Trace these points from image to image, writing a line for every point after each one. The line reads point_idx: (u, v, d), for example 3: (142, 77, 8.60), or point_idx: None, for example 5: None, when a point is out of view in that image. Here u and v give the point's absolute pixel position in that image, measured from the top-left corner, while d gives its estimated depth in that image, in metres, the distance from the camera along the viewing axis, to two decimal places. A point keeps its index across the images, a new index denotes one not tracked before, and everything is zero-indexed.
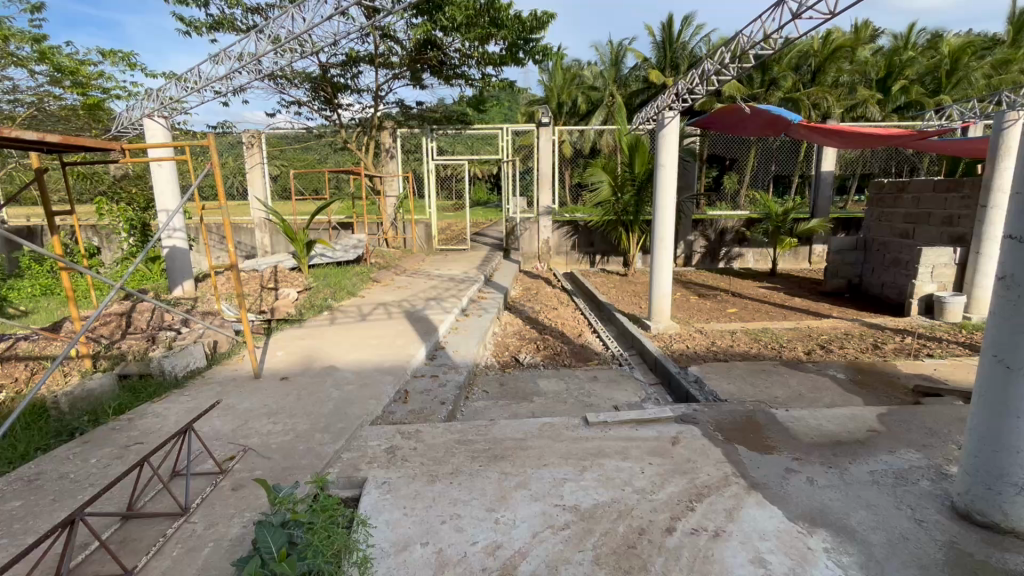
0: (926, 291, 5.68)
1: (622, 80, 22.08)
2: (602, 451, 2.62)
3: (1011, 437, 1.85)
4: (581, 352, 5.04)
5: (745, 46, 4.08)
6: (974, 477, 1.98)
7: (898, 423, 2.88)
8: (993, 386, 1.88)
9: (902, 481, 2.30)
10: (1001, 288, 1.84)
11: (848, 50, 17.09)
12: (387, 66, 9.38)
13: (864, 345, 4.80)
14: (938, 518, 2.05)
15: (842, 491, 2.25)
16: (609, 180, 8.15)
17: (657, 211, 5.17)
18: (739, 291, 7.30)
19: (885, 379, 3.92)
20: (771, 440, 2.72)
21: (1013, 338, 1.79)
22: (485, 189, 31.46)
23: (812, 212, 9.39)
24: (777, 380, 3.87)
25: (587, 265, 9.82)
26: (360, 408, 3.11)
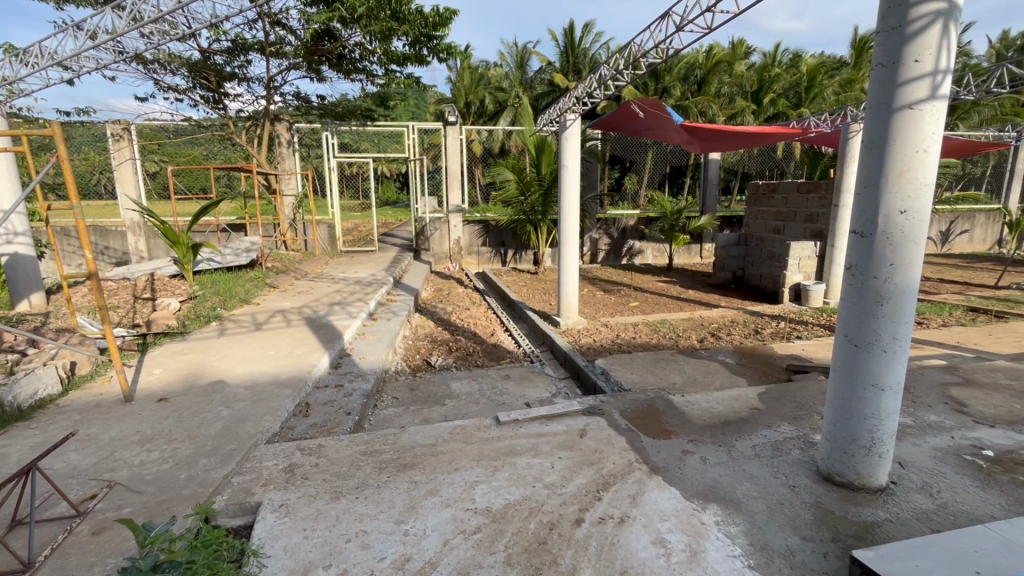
0: (794, 280, 6.43)
1: (528, 82, 22.60)
2: (513, 450, 2.63)
3: (861, 405, 2.13)
4: (494, 351, 5.05)
5: (637, 53, 4.33)
6: (833, 443, 2.26)
7: (774, 400, 3.22)
8: (846, 363, 2.15)
9: (778, 452, 2.56)
10: (849, 277, 2.11)
11: (726, 64, 18.89)
12: (281, 56, 8.75)
13: (746, 331, 5.31)
14: (807, 482, 2.31)
15: (730, 466, 2.45)
16: (516, 179, 8.29)
17: (562, 210, 5.31)
18: (640, 285, 7.77)
19: (765, 360, 4.37)
20: (669, 425, 2.91)
21: (860, 319, 2.06)
22: (394, 189, 30.63)
23: (701, 211, 10.22)
24: (674, 367, 4.16)
25: (498, 264, 9.90)
26: (254, 426, 2.85)
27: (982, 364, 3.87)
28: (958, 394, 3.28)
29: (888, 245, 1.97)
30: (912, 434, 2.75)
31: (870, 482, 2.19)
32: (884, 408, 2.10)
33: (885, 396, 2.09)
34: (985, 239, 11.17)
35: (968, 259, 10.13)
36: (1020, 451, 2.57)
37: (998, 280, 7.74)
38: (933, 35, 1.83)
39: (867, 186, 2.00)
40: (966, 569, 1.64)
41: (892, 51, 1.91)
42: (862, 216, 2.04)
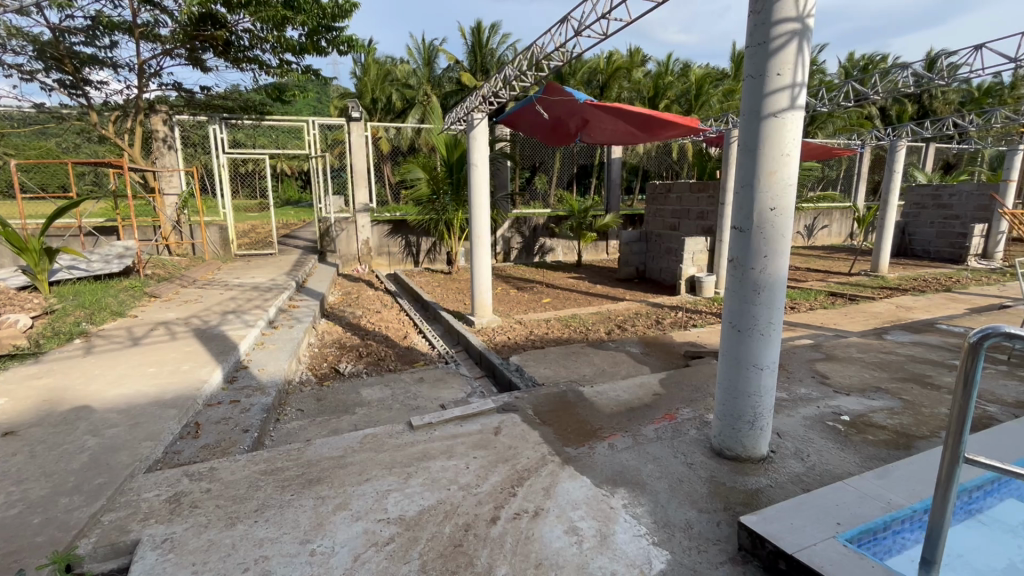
0: (689, 273, 6.96)
1: (435, 80, 22.31)
2: (426, 454, 2.58)
3: (745, 385, 2.35)
4: (407, 354, 4.93)
5: (539, 56, 4.44)
6: (723, 421, 2.47)
7: (673, 384, 3.46)
8: (732, 347, 2.35)
9: (677, 433, 2.76)
10: (731, 268, 2.31)
11: (625, 71, 20.09)
12: (154, 39, 7.86)
13: (649, 322, 5.66)
14: (702, 458, 2.51)
15: (635, 451, 2.59)
16: (426, 177, 8.16)
17: (472, 209, 5.31)
18: (551, 282, 7.99)
19: (665, 348, 4.69)
20: (580, 415, 3.01)
21: (742, 307, 2.28)
22: (296, 188, 28.95)
23: (606, 209, 10.75)
24: (584, 360, 4.33)
25: (411, 265, 9.67)
26: (130, 454, 2.53)
27: (840, 341, 4.46)
28: (823, 369, 3.75)
29: (763, 238, 2.19)
30: (787, 407, 3.09)
31: (753, 453, 2.43)
32: (763, 385, 2.34)
33: (764, 374, 2.32)
34: (840, 233, 12.90)
35: (827, 250, 11.65)
36: (869, 414, 2.99)
37: (851, 268, 8.98)
38: (790, 53, 2.06)
39: (744, 185, 2.20)
40: (830, 521, 1.88)
41: (758, 64, 2.12)
42: (740, 213, 2.24)
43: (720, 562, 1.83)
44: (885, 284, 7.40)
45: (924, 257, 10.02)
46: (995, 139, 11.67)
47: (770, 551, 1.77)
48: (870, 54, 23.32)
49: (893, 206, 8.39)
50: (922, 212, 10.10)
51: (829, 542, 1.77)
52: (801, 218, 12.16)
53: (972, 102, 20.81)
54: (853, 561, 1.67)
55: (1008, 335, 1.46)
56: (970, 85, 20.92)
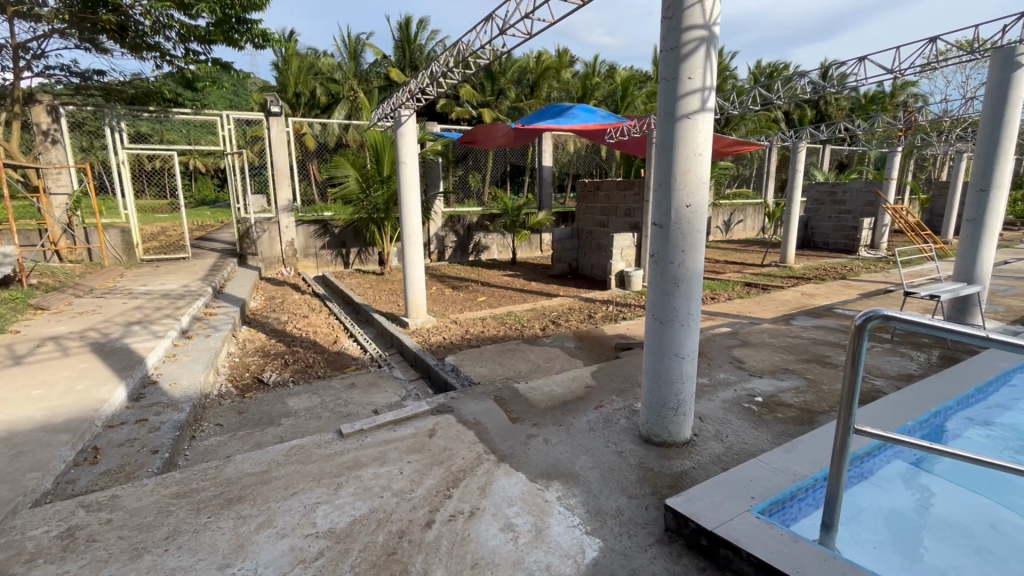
0: (619, 268, 7.23)
1: (362, 75, 21.61)
2: (358, 462, 2.49)
3: (669, 373, 2.46)
4: (337, 360, 4.73)
5: (465, 53, 4.42)
6: (649, 409, 2.58)
7: (605, 376, 3.58)
8: (655, 338, 2.46)
9: (608, 423, 2.85)
10: (653, 264, 2.41)
11: (554, 71, 20.53)
12: (33, 19, 7.01)
13: (582, 317, 5.81)
14: (632, 446, 2.61)
15: (569, 443, 2.65)
16: (354, 175, 7.89)
17: (402, 207, 5.19)
18: (486, 280, 7.99)
19: (598, 341, 4.83)
20: (515, 412, 3.04)
21: (663, 299, 2.39)
22: (212, 186, 27.04)
23: (538, 206, 10.89)
24: (520, 356, 4.38)
25: (341, 267, 9.30)
26: (12, 488, 2.24)
27: (754, 328, 4.81)
28: (739, 354, 4.03)
29: (680, 234, 2.31)
30: (708, 392, 3.29)
31: (677, 437, 2.57)
32: (684, 373, 2.47)
33: (685, 362, 2.45)
34: (754, 227, 13.91)
35: (742, 243, 12.52)
36: (778, 394, 3.25)
37: (763, 259, 9.71)
38: (699, 58, 2.18)
39: (662, 184, 2.30)
40: (745, 496, 2.02)
41: (671, 69, 2.23)
42: (659, 210, 2.35)
43: (648, 543, 1.91)
44: (791, 273, 8.07)
45: (824, 248, 11.02)
46: (879, 142, 13.08)
47: (693, 529, 1.88)
48: (775, 62, 25.35)
49: (797, 202, 9.16)
50: (820, 208, 11.10)
51: (744, 515, 1.90)
52: (718, 213, 12.98)
53: (860, 108, 23.18)
54: (764, 531, 1.81)
55: (886, 317, 1.64)
56: (858, 93, 23.34)
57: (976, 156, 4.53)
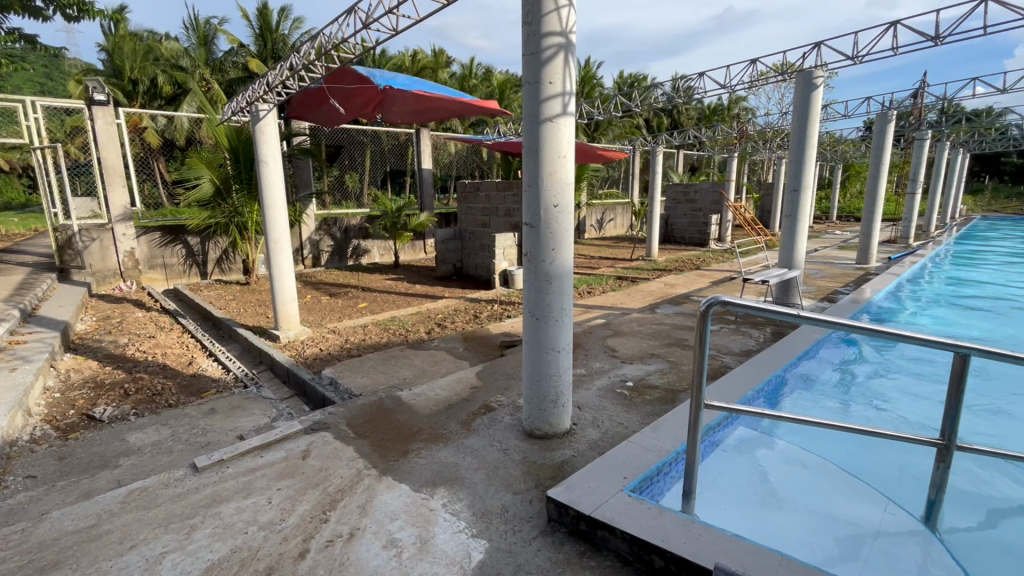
0: (502, 267, 7.36)
1: (215, 63, 19.42)
2: (218, 497, 2.21)
3: (548, 367, 2.55)
4: (194, 384, 4.18)
5: (327, 46, 4.18)
6: (530, 404, 2.65)
7: (489, 375, 3.61)
8: (533, 335, 2.54)
9: (493, 422, 2.87)
10: (526, 262, 2.49)
11: (430, 71, 20.35)
12: None
13: (467, 317, 5.81)
14: (516, 441, 2.66)
15: (454, 447, 2.62)
16: (210, 176, 7.07)
17: (266, 210, 4.74)
18: (368, 285, 7.64)
19: (483, 341, 4.87)
20: (398, 421, 2.93)
21: (539, 297, 2.47)
22: (18, 187, 22.43)
23: (420, 208, 10.68)
24: (404, 362, 4.24)
25: (196, 278, 8.24)
26: None
27: (625, 318, 5.20)
28: (613, 343, 4.32)
29: (549, 232, 2.41)
30: (586, 381, 3.49)
31: (558, 429, 2.67)
32: (561, 366, 2.57)
33: (561, 356, 2.56)
34: (623, 224, 15.09)
35: (614, 240, 13.51)
36: (645, 377, 3.54)
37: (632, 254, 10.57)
38: (559, 63, 2.28)
39: (532, 184, 2.36)
40: (618, 477, 2.16)
41: (534, 72, 2.29)
42: (530, 209, 2.42)
43: (533, 536, 1.96)
44: (656, 266, 8.89)
45: (682, 242, 12.30)
46: (721, 148, 14.97)
47: (573, 515, 1.95)
48: (635, 74, 27.80)
49: (658, 201, 10.11)
50: (677, 206, 12.36)
51: (618, 495, 2.03)
52: (592, 213, 13.86)
53: (706, 118, 26.34)
54: (635, 507, 1.95)
55: (724, 302, 1.85)
56: (703, 105, 26.50)
57: (789, 161, 5.28)
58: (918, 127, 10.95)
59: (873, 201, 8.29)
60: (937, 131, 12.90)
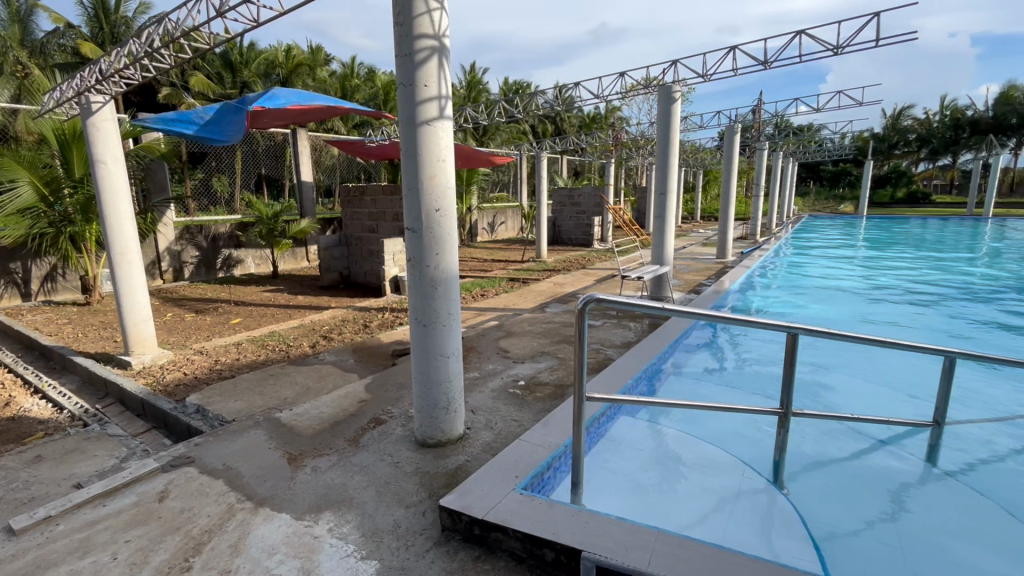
0: (393, 273, 7.13)
1: (35, 46, 16.48)
2: (44, 563, 1.84)
3: (438, 373, 2.52)
4: (12, 430, 3.47)
5: (173, 32, 3.73)
6: (422, 413, 2.59)
7: (379, 387, 3.47)
8: (421, 342, 2.49)
9: (384, 436, 2.75)
10: (410, 268, 2.43)
11: (307, 67, 19.18)
12: None
13: (356, 328, 5.53)
14: (408, 453, 2.58)
15: (341, 467, 2.46)
16: (30, 180, 5.96)
17: (106, 219, 4.10)
18: (242, 299, 6.95)
19: (374, 351, 4.67)
20: (277, 445, 2.69)
21: (425, 302, 2.43)
22: None
23: (300, 213, 9.96)
24: (285, 381, 3.91)
25: (17, 300, 6.87)
26: None
27: (517, 319, 5.32)
28: (505, 344, 4.39)
29: (432, 237, 2.39)
30: (479, 384, 3.49)
31: (451, 434, 2.64)
32: (451, 371, 2.56)
33: (450, 361, 2.54)
34: (514, 227, 15.48)
35: (506, 243, 13.78)
36: (536, 375, 3.65)
37: (523, 256, 10.86)
38: (433, 67, 2.26)
39: (413, 187, 2.32)
40: (510, 476, 2.20)
41: (408, 74, 2.25)
42: (411, 214, 2.38)
43: (426, 549, 1.91)
44: (545, 267, 9.22)
45: (569, 243, 12.92)
46: (599, 154, 16.03)
47: (467, 521, 1.94)
48: (519, 81, 28.75)
49: (544, 204, 10.50)
50: (563, 209, 12.95)
51: (510, 495, 2.06)
52: (483, 216, 14.00)
53: (585, 126, 28.05)
54: (526, 504, 1.99)
55: (599, 299, 1.96)
56: (582, 113, 28.19)
57: (657, 167, 5.79)
58: (758, 139, 12.70)
59: (727, 202, 9.35)
60: (773, 142, 15.08)
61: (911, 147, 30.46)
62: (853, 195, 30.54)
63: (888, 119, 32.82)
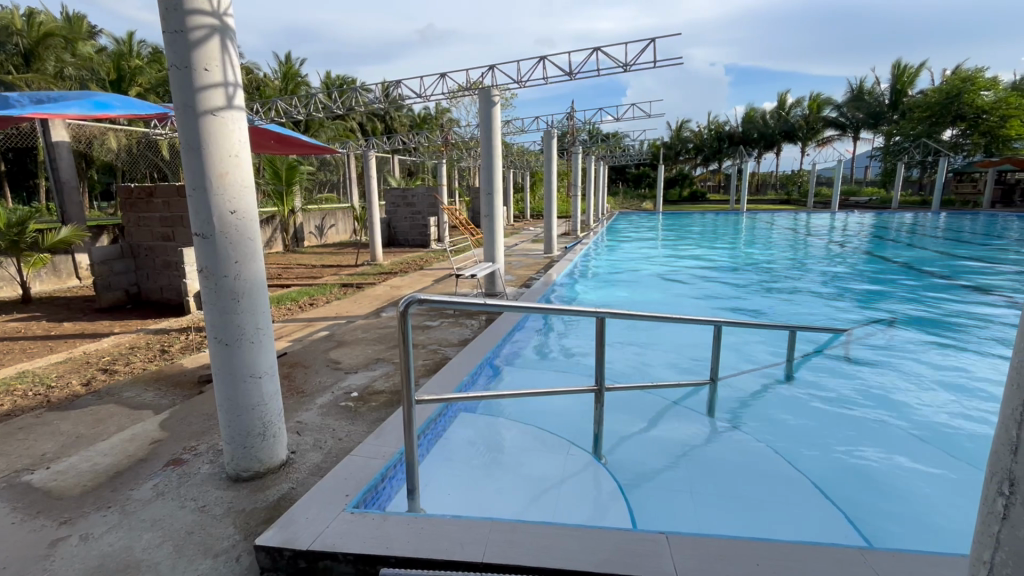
0: (197, 288, 6.14)
1: None
2: None
3: (248, 397, 2.23)
4: None
5: None
6: (232, 444, 2.26)
7: (179, 422, 2.95)
8: (223, 363, 2.18)
9: (185, 478, 2.34)
10: (202, 280, 2.11)
11: (63, 40, 15.57)
12: None
13: (150, 354, 4.63)
14: (216, 493, 2.23)
15: (123, 527, 2.01)
16: None
17: None
18: None
19: (174, 379, 3.96)
20: (23, 519, 2.08)
21: (224, 318, 2.13)
22: None
23: (61, 221, 8.00)
24: (42, 432, 3.09)
25: None
26: None
27: (350, 327, 5.02)
28: (337, 355, 4.11)
29: (228, 243, 2.09)
30: (305, 402, 3.20)
31: (271, 462, 2.36)
32: (265, 392, 2.28)
33: (263, 381, 2.27)
34: (346, 230, 14.59)
35: (338, 247, 12.92)
36: (371, 384, 3.47)
37: (357, 260, 10.29)
38: (213, 49, 1.97)
39: (199, 187, 2.01)
40: (339, 496, 2.05)
41: (180, 55, 1.93)
42: (198, 218, 2.05)
43: None
44: (381, 270, 8.89)
45: (406, 245, 12.67)
46: (431, 155, 16.04)
47: (289, 556, 1.75)
48: (342, 75, 27.19)
49: (376, 206, 10.08)
50: (397, 210, 12.63)
51: (339, 517, 1.92)
52: (309, 219, 12.93)
53: (416, 125, 27.88)
54: (357, 523, 1.87)
55: (420, 300, 1.93)
56: (412, 113, 27.97)
57: (483, 167, 5.98)
58: (573, 143, 14.02)
59: (549, 201, 10.12)
60: (585, 147, 16.83)
61: (690, 153, 36.81)
62: (652, 194, 35.77)
63: (673, 130, 39.14)
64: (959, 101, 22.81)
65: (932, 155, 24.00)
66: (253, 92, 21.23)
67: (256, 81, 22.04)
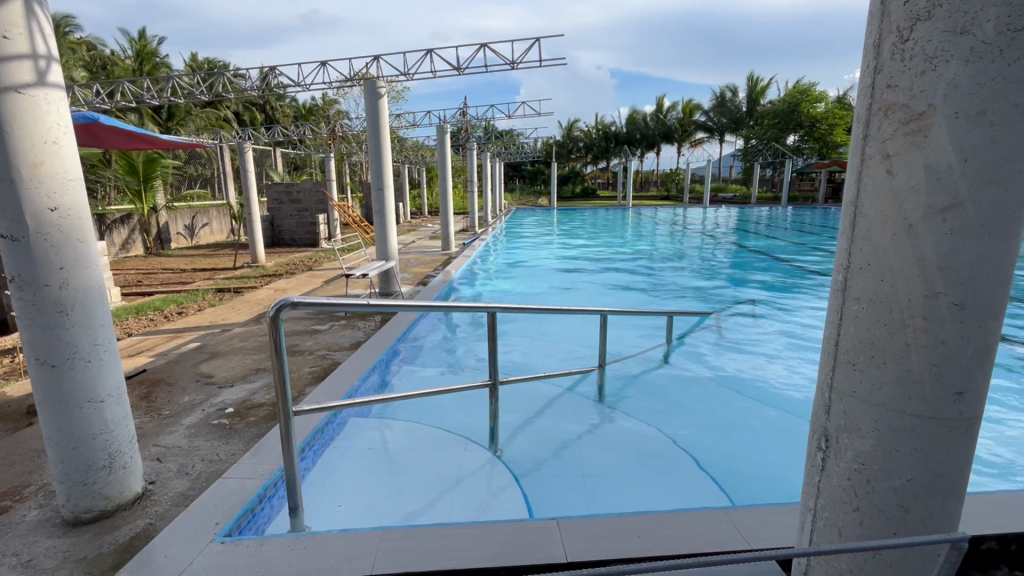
0: None
1: None
2: None
3: (86, 425, 1.90)
4: None
5: None
6: (67, 483, 1.92)
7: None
8: (50, 389, 1.84)
9: (4, 530, 1.95)
10: (15, 292, 1.76)
11: None
12: None
13: None
14: (47, 543, 1.88)
15: None
16: None
17: None
18: None
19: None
20: None
21: (46, 335, 1.79)
22: None
23: None
24: None
25: None
26: None
27: (225, 336, 4.54)
28: (208, 369, 3.69)
29: (49, 247, 1.76)
30: (167, 424, 2.82)
31: (122, 498, 2.04)
32: (110, 418, 1.97)
33: (106, 407, 1.95)
34: (221, 230, 13.24)
35: (213, 248, 11.67)
36: (250, 398, 3.16)
37: (235, 262, 9.37)
38: (16, 13, 1.64)
39: (3, 179, 1.67)
40: (207, 526, 1.84)
41: None
42: (4, 218, 1.70)
43: None
44: (264, 272, 8.19)
45: (292, 244, 11.81)
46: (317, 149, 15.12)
47: None
48: (211, 58, 24.58)
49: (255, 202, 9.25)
50: (281, 207, 11.73)
51: (207, 549, 1.72)
52: (176, 217, 11.52)
53: (300, 117, 26.11)
54: (229, 553, 1.69)
55: (293, 303, 1.77)
56: (295, 104, 26.12)
57: (371, 162, 5.74)
58: (467, 139, 14.04)
59: (445, 198, 10.03)
60: (481, 144, 16.93)
61: (580, 152, 38.74)
62: (547, 192, 37.09)
63: (564, 130, 40.87)
64: (798, 112, 26.56)
65: (779, 157, 27.75)
66: (98, 72, 18.45)
67: (101, 59, 19.09)
